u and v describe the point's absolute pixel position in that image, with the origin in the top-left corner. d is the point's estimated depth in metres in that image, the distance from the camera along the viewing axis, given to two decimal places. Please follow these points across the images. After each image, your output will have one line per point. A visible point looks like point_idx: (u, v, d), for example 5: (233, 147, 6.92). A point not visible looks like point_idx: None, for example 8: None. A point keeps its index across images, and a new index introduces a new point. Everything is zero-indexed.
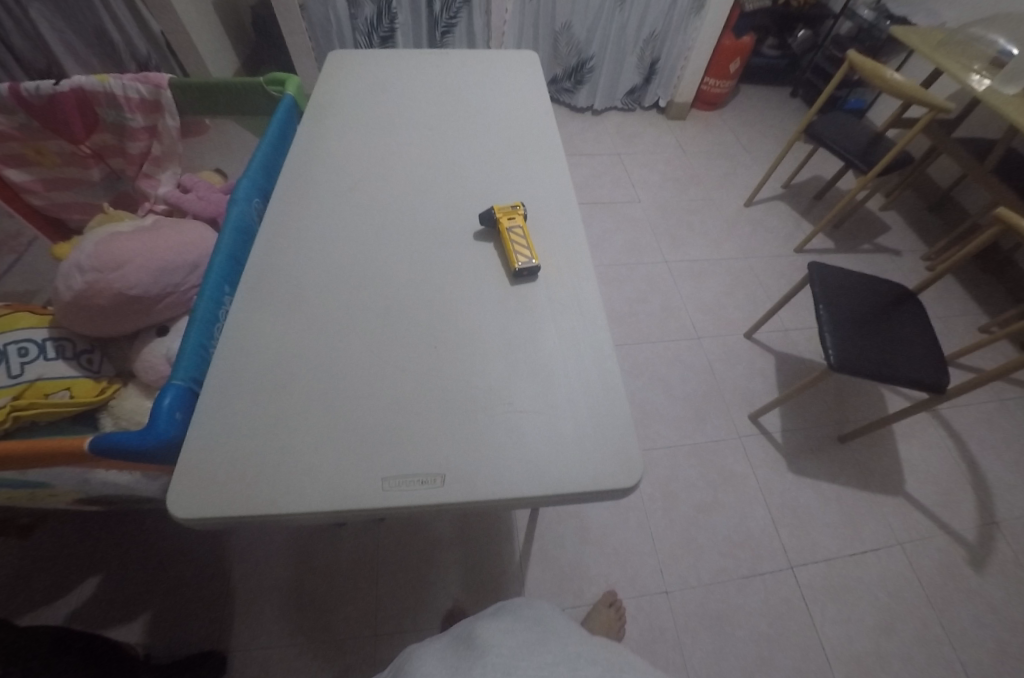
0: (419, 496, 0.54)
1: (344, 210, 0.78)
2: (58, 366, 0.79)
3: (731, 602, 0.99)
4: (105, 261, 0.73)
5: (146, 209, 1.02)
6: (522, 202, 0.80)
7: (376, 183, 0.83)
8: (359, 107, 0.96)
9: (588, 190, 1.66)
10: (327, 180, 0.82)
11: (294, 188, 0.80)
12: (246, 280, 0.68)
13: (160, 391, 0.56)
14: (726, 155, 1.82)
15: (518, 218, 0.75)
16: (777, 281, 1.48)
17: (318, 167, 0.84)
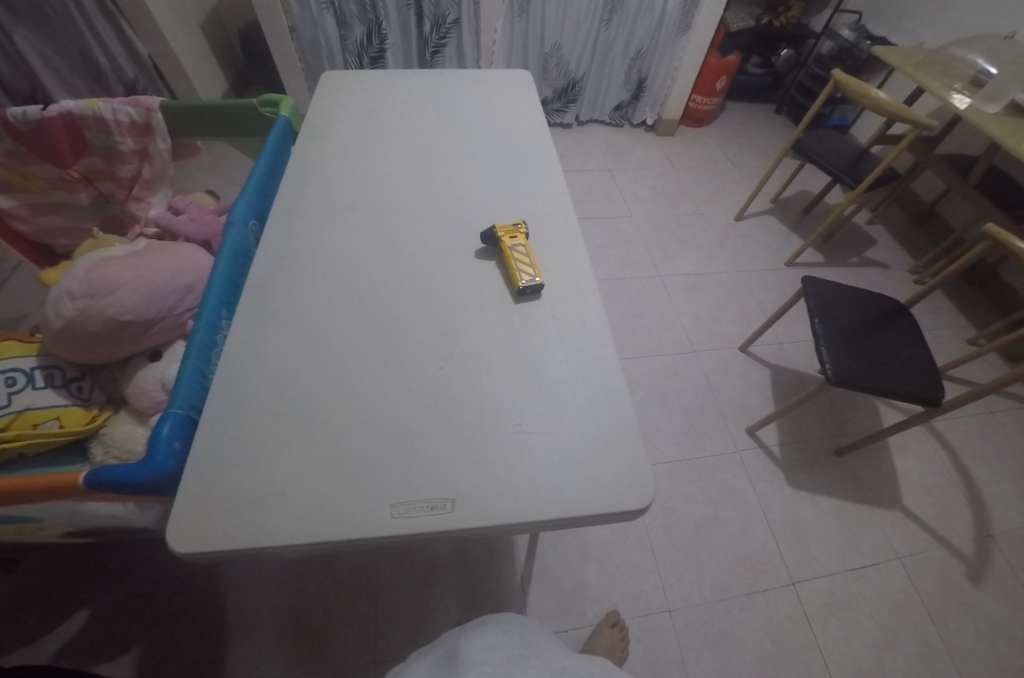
0: (429, 523, 0.53)
1: (344, 231, 0.78)
2: (47, 395, 0.77)
3: (734, 619, 0.99)
4: (98, 287, 0.72)
5: (137, 233, 1.00)
6: (524, 220, 0.81)
7: (376, 203, 0.83)
8: (356, 127, 0.96)
9: (581, 205, 1.67)
10: (326, 201, 0.82)
11: (292, 210, 0.80)
12: (245, 305, 0.67)
13: (159, 420, 0.55)
14: (714, 170, 1.85)
15: (520, 237, 0.75)
16: (769, 294, 1.49)
17: (316, 188, 0.84)
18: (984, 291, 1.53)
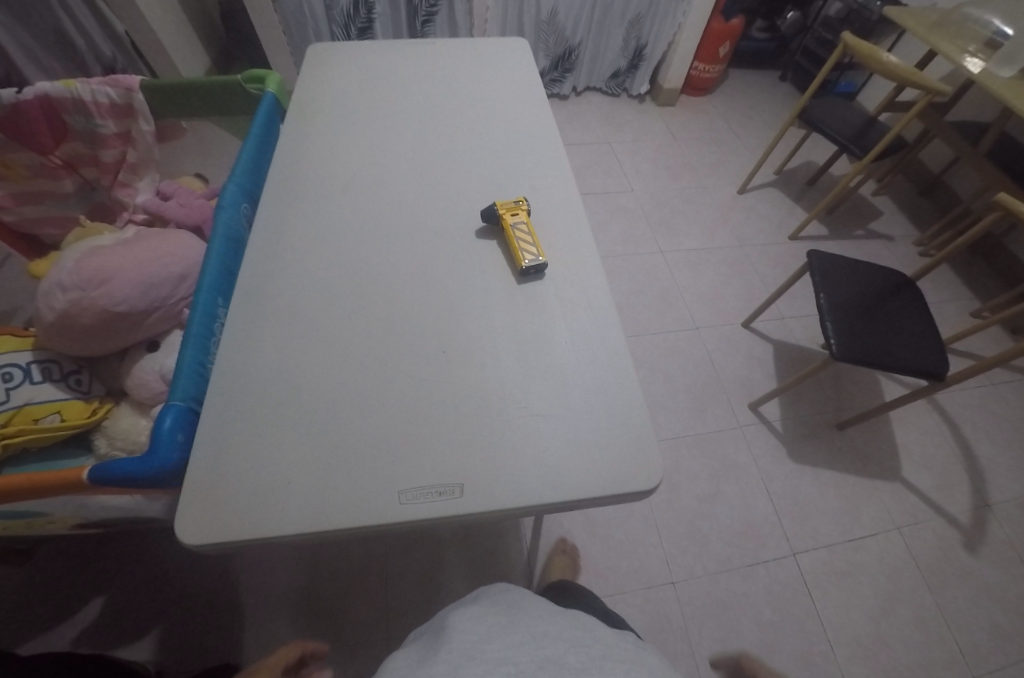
0: (438, 508, 0.53)
1: (340, 213, 0.76)
2: (47, 390, 0.76)
3: (736, 590, 1.01)
4: (89, 278, 0.70)
5: (126, 219, 0.98)
6: (525, 197, 0.79)
7: (371, 182, 0.80)
8: (348, 102, 0.93)
9: (581, 180, 1.63)
10: (320, 182, 0.79)
11: (284, 192, 0.77)
12: (241, 293, 0.65)
13: (159, 413, 0.53)
14: (717, 141, 1.80)
15: (522, 214, 0.73)
16: (773, 268, 1.47)
17: (309, 167, 0.81)
18: (990, 262, 1.51)
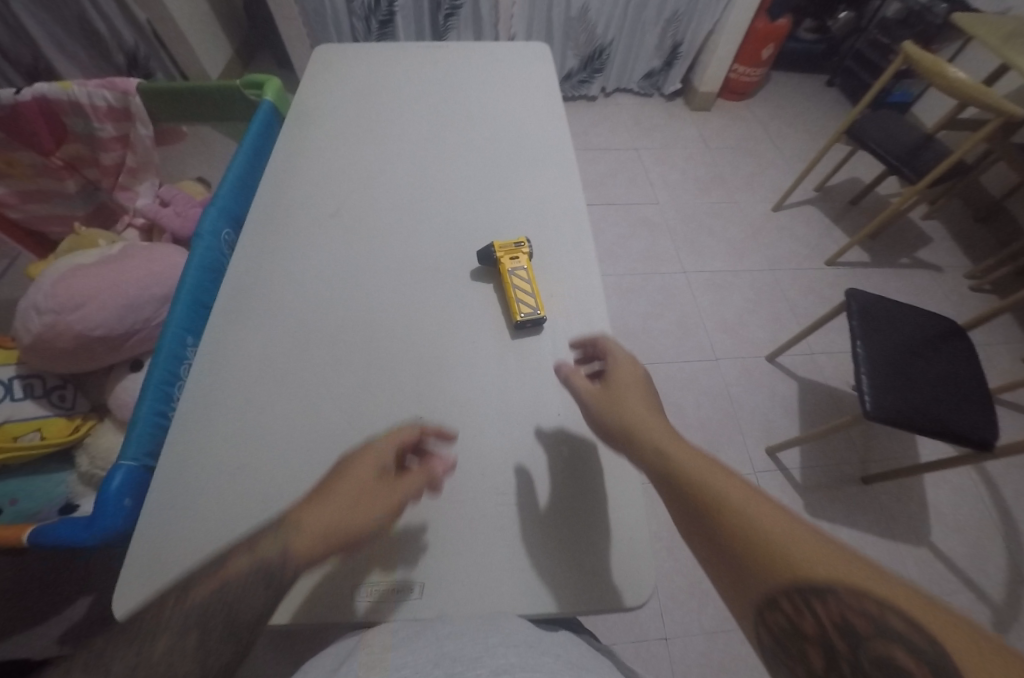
0: (395, 609, 0.52)
1: (328, 255, 0.76)
2: (27, 407, 0.75)
3: (734, 653, 0.97)
4: (63, 301, 0.68)
5: (125, 223, 0.94)
6: (527, 238, 0.78)
7: (363, 222, 0.80)
8: (348, 136, 0.90)
9: (603, 189, 1.54)
10: (306, 217, 0.79)
11: (266, 226, 0.77)
12: (212, 340, 0.66)
13: (108, 474, 0.54)
14: (754, 152, 1.68)
15: (522, 258, 0.73)
16: (805, 297, 1.37)
17: (297, 202, 0.81)
18: None
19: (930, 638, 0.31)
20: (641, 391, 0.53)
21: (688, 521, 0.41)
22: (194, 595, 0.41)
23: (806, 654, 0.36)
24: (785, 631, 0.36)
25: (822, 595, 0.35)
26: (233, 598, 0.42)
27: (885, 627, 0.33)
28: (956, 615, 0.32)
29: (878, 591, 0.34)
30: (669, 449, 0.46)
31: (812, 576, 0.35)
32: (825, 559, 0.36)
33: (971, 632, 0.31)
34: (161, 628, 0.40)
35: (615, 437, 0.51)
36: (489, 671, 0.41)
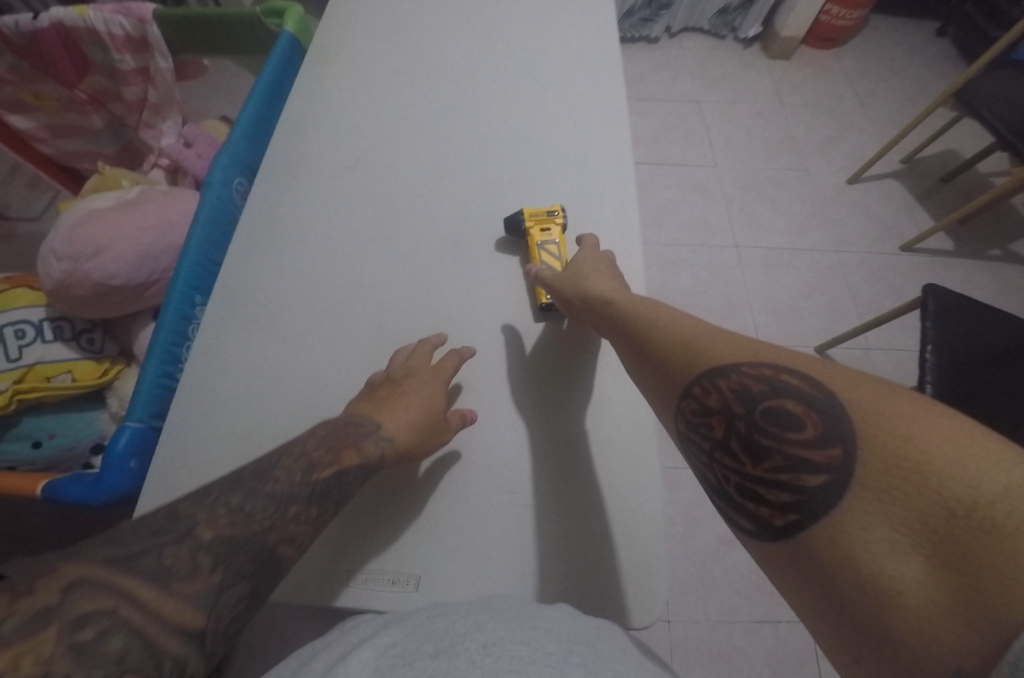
0: (390, 599, 0.53)
1: (344, 212, 0.75)
2: (58, 349, 0.76)
3: (737, 645, 0.95)
4: (80, 248, 0.68)
5: (152, 163, 0.93)
6: (562, 206, 0.73)
7: (382, 178, 0.77)
8: (372, 87, 0.85)
9: (655, 146, 1.40)
10: (321, 166, 0.78)
11: (278, 179, 0.77)
12: (219, 298, 0.68)
13: (114, 435, 0.62)
14: (835, 112, 1.48)
15: (553, 230, 0.70)
16: (870, 285, 1.24)
17: (313, 155, 0.79)
18: None
19: (817, 390, 0.37)
20: (605, 272, 0.64)
21: (636, 350, 0.51)
22: (317, 475, 0.47)
23: (712, 428, 0.40)
24: (699, 413, 0.42)
25: (730, 375, 0.41)
26: (341, 485, 0.49)
27: (779, 389, 0.38)
28: (847, 374, 0.37)
29: (782, 363, 0.40)
30: (624, 311, 0.56)
31: (725, 364, 0.42)
32: (742, 351, 0.42)
33: (860, 382, 0.36)
34: (281, 499, 0.44)
35: (571, 303, 0.62)
36: (478, 645, 0.35)
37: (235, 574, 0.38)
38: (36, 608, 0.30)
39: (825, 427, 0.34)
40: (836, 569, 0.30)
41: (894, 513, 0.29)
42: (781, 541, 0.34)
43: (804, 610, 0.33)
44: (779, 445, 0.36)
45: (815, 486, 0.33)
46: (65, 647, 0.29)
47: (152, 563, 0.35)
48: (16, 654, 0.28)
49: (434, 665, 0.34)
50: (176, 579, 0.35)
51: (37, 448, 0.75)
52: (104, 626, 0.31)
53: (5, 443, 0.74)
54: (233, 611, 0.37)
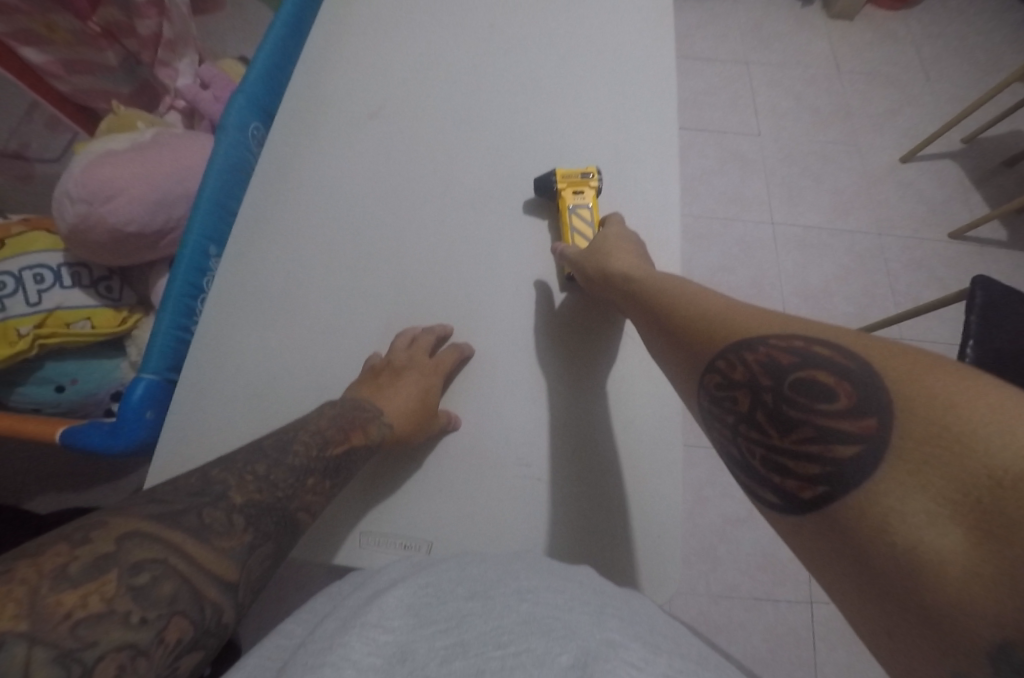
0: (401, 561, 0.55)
1: (365, 160, 0.71)
2: (76, 295, 0.75)
3: (735, 619, 0.98)
4: (94, 191, 0.66)
5: (168, 105, 0.89)
6: (598, 168, 0.69)
7: (407, 128, 0.73)
8: (400, 27, 0.79)
9: (694, 111, 1.31)
10: (343, 109, 0.74)
11: (299, 124, 0.73)
12: (234, 247, 0.66)
13: (130, 386, 0.62)
14: (895, 82, 1.37)
15: (587, 193, 0.66)
16: (911, 272, 1.18)
17: (334, 98, 0.74)
18: None
19: (852, 358, 0.33)
20: (629, 250, 0.60)
21: (659, 326, 0.48)
22: (330, 451, 0.49)
23: (737, 399, 0.37)
24: (724, 387, 0.39)
25: (756, 347, 0.37)
26: (349, 464, 0.50)
27: (810, 358, 0.34)
28: (885, 340, 0.33)
29: (813, 331, 0.36)
30: (649, 291, 0.52)
31: (753, 336, 0.38)
32: (773, 323, 0.38)
33: (900, 348, 0.32)
34: (300, 471, 0.46)
35: (592, 280, 0.59)
36: (512, 590, 0.35)
37: (263, 534, 0.39)
38: (94, 555, 0.31)
39: (859, 396, 0.31)
40: (871, 544, 0.27)
41: (933, 484, 0.25)
42: (810, 515, 0.31)
43: (835, 585, 0.30)
44: (809, 415, 0.32)
45: (850, 459, 0.29)
46: (125, 589, 0.30)
47: (194, 519, 0.36)
48: (80, 595, 0.29)
49: (467, 607, 0.33)
50: (215, 534, 0.36)
51: (60, 392, 0.76)
52: (158, 572, 0.32)
53: (30, 387, 0.75)
54: (261, 569, 0.38)
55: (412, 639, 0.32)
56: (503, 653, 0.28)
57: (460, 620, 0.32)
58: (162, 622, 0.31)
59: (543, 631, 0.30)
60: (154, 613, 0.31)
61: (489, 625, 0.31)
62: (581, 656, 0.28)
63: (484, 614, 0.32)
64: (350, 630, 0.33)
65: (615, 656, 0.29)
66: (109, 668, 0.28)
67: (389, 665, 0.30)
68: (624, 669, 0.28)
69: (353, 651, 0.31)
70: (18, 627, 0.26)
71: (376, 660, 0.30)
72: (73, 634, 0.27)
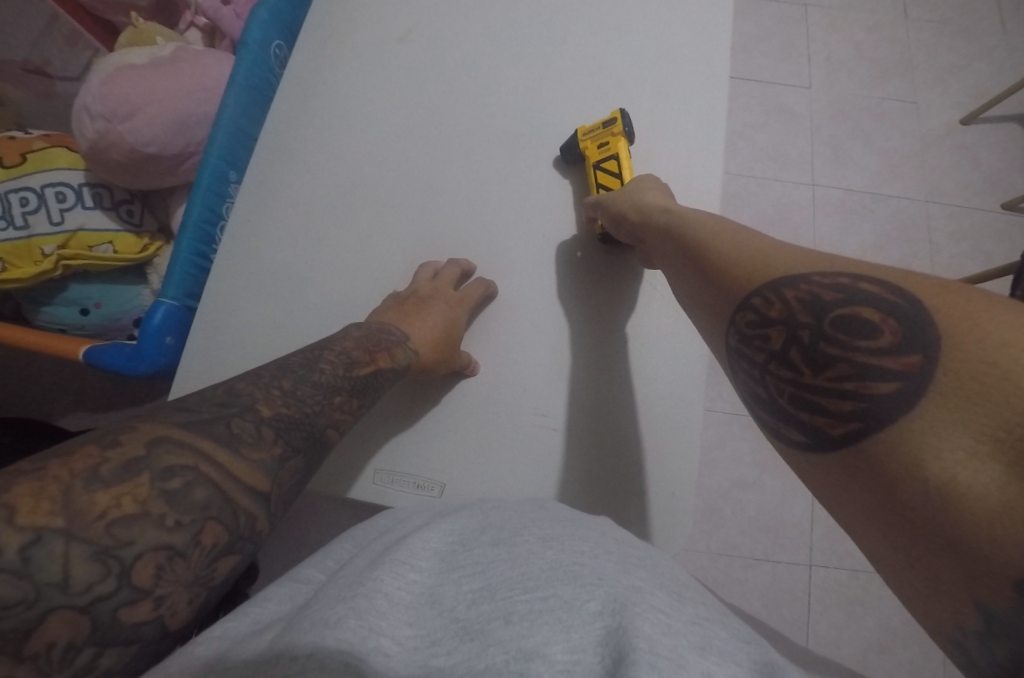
0: (413, 499, 0.56)
1: (390, 84, 0.68)
2: (98, 217, 0.74)
3: (732, 575, 1.00)
4: (112, 108, 0.64)
5: (188, 21, 0.84)
6: (621, 109, 0.61)
7: (436, 53, 0.69)
8: None
9: (742, 57, 1.22)
10: (370, 29, 0.70)
11: (325, 45, 0.69)
12: (254, 174, 0.65)
13: (151, 310, 0.62)
14: (967, 33, 1.25)
15: (608, 149, 0.61)
16: (955, 244, 1.12)
17: (361, 16, 0.70)
18: None
19: (899, 294, 0.30)
20: (661, 191, 0.57)
21: (692, 268, 0.45)
22: (358, 371, 0.49)
23: (769, 337, 0.34)
24: (756, 326, 0.36)
25: (796, 284, 0.34)
26: (375, 386, 0.50)
27: (853, 294, 0.32)
28: (938, 278, 0.30)
29: (858, 268, 0.33)
30: (681, 227, 0.49)
31: (793, 273, 0.35)
32: (819, 259, 0.35)
33: (951, 285, 0.29)
34: (326, 388, 0.46)
35: (615, 222, 0.57)
36: (536, 538, 0.35)
37: (294, 448, 0.40)
38: (126, 456, 0.31)
39: (904, 331, 0.28)
40: (899, 479, 0.26)
41: (974, 421, 0.24)
42: (837, 453, 0.30)
43: (852, 516, 0.29)
44: (847, 352, 0.30)
45: (888, 395, 0.27)
46: (158, 493, 0.31)
47: (223, 428, 0.36)
48: (114, 495, 0.29)
49: (492, 553, 0.34)
50: (245, 445, 0.36)
51: (85, 315, 0.77)
52: (190, 478, 0.32)
53: (57, 307, 0.76)
54: (292, 482, 0.39)
55: (439, 582, 0.32)
56: (531, 597, 0.29)
57: (485, 565, 0.33)
58: (197, 527, 0.31)
59: (568, 577, 0.30)
60: (187, 518, 0.31)
61: (515, 571, 0.31)
62: (610, 601, 0.28)
63: (510, 560, 0.32)
64: (379, 566, 0.33)
65: (643, 600, 0.28)
66: (147, 566, 0.29)
67: (417, 603, 0.31)
68: (653, 613, 0.27)
69: (383, 584, 0.31)
70: (54, 522, 0.27)
71: (406, 596, 0.31)
72: (109, 533, 0.28)
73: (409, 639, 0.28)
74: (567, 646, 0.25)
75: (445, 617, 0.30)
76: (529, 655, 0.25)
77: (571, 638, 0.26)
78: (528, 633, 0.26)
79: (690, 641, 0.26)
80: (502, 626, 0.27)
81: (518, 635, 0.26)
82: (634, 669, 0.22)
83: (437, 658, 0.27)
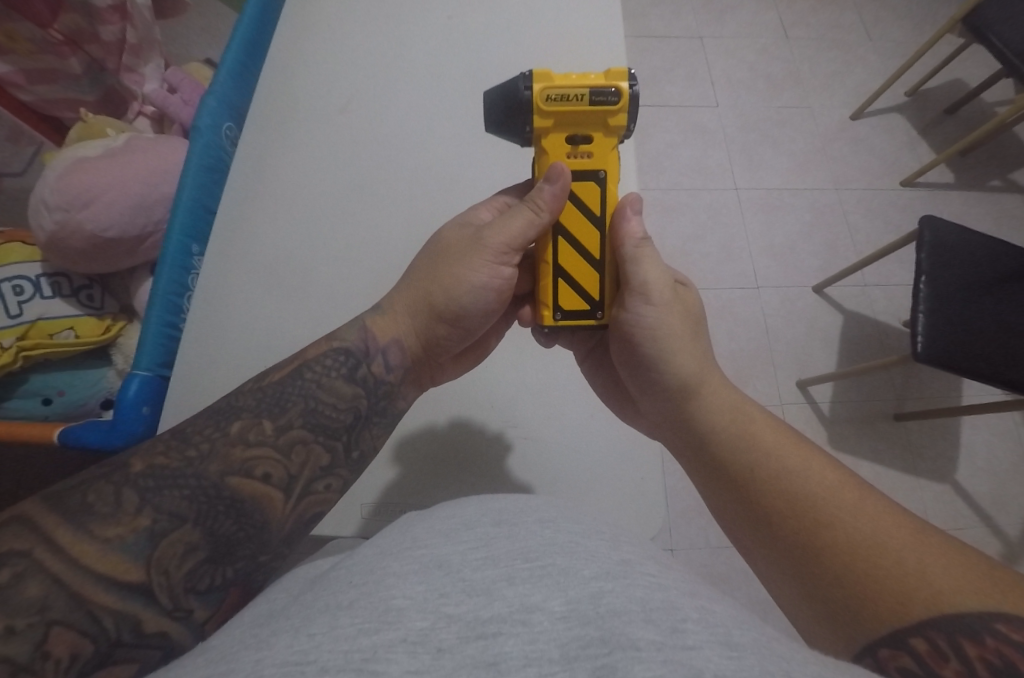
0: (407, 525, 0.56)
1: (336, 139, 0.73)
2: (57, 306, 0.75)
3: (737, 564, 1.02)
4: (71, 198, 0.67)
5: (136, 111, 0.92)
6: (621, 91, 0.49)
7: (376, 108, 0.75)
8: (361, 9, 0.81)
9: (655, 86, 1.35)
10: (314, 96, 0.76)
11: (273, 117, 0.75)
12: (215, 243, 0.68)
13: (124, 384, 0.63)
14: (839, 44, 1.43)
15: (582, 148, 0.52)
16: (870, 222, 1.24)
17: (303, 85, 0.76)
18: None
19: None
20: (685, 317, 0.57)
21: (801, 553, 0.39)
22: (268, 380, 0.49)
23: None
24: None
25: (982, 636, 0.29)
26: (316, 373, 0.51)
27: None
28: None
29: None
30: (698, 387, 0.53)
31: (972, 612, 0.30)
32: (998, 598, 0.30)
33: None
34: (223, 419, 0.46)
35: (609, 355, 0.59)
36: (535, 520, 0.36)
37: (168, 515, 0.39)
38: None
39: None
40: None
41: None
42: None
43: None
44: None
45: None
46: None
47: (79, 500, 0.37)
48: None
49: (492, 531, 0.35)
50: (98, 523, 0.36)
51: (47, 405, 0.75)
52: (21, 569, 0.33)
53: (16, 401, 0.74)
54: (182, 565, 0.38)
55: (447, 551, 0.32)
56: (531, 566, 0.29)
57: (488, 540, 0.33)
58: (39, 633, 0.31)
59: (564, 550, 0.31)
60: (22, 622, 0.31)
61: (515, 545, 0.32)
62: (602, 571, 0.28)
63: (510, 536, 0.33)
64: (391, 554, 0.32)
65: (635, 572, 0.29)
66: None
67: (428, 567, 0.31)
68: (646, 578, 0.28)
69: (392, 565, 0.31)
70: None
71: (414, 566, 0.31)
72: None
73: (421, 593, 0.27)
74: (565, 600, 0.25)
75: (452, 577, 0.29)
76: (531, 609, 0.25)
77: (568, 593, 0.26)
78: (529, 592, 0.26)
79: (680, 591, 0.27)
80: (506, 586, 0.27)
81: (520, 592, 0.26)
82: (622, 618, 0.23)
83: (447, 607, 0.26)
